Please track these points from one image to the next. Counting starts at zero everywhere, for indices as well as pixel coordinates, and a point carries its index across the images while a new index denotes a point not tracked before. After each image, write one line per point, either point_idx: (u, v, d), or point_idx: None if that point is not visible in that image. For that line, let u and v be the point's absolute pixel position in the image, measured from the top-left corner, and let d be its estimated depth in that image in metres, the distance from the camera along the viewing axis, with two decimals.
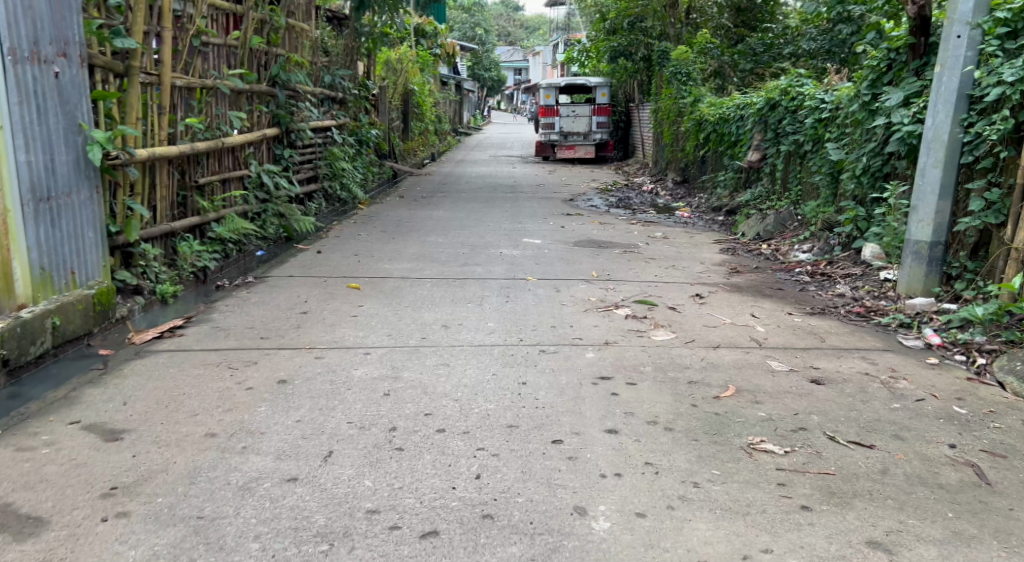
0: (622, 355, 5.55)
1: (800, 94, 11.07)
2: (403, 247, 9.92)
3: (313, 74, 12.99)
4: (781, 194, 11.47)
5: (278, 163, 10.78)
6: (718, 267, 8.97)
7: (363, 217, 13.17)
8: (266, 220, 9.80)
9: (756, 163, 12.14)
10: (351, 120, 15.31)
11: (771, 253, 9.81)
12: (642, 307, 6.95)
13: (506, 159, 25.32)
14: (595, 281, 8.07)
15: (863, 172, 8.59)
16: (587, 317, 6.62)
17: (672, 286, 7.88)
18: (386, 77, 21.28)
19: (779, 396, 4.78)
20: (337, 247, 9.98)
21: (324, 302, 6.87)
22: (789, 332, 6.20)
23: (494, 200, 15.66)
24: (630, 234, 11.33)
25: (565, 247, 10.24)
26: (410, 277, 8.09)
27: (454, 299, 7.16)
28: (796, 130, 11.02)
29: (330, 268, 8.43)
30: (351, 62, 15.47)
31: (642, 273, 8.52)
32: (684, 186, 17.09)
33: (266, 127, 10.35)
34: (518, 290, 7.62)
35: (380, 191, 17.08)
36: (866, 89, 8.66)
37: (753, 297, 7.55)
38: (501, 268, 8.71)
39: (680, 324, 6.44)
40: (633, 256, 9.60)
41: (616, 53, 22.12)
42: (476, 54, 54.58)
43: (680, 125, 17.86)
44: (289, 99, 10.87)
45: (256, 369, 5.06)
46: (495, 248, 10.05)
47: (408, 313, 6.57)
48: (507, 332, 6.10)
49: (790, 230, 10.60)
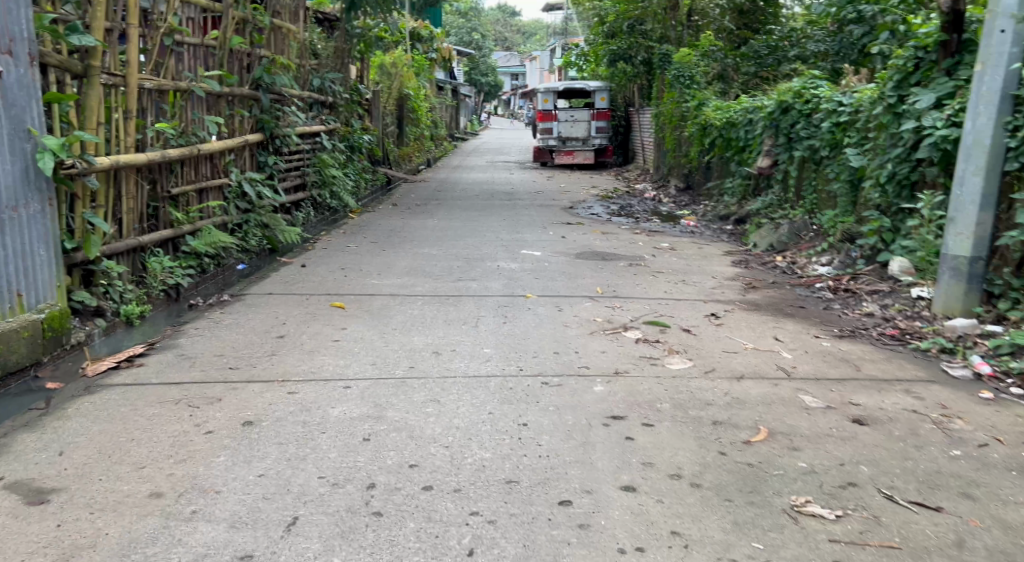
0: (635, 388, 4.93)
1: (815, 97, 10.49)
2: (394, 260, 9.31)
3: (302, 77, 12.38)
4: (795, 203, 10.90)
5: (262, 170, 10.14)
6: (732, 282, 8.36)
7: (354, 227, 12.56)
8: (249, 231, 9.19)
9: (767, 169, 11.49)
10: (342, 125, 14.69)
11: (787, 266, 9.22)
12: (653, 330, 6.34)
13: (504, 165, 24.72)
14: (601, 298, 7.47)
15: (888, 179, 8.04)
16: (594, 341, 6.00)
17: (685, 304, 7.27)
18: (381, 81, 20.69)
19: (820, 442, 4.17)
20: (323, 259, 9.35)
21: (305, 324, 6.25)
22: (819, 358, 5.65)
23: (492, 208, 15.08)
24: (635, 245, 10.73)
25: (567, 259, 9.63)
26: (401, 294, 7.47)
27: (448, 320, 6.54)
28: (810, 134, 10.44)
29: (315, 284, 7.81)
30: (342, 65, 14.85)
31: (651, 290, 7.90)
32: (688, 193, 16.50)
33: (249, 132, 9.70)
34: (517, 309, 6.99)
35: (374, 199, 16.46)
36: (892, 91, 8.09)
37: (773, 316, 6.96)
38: (499, 284, 8.10)
39: (696, 350, 5.83)
40: (640, 269, 8.98)
41: (615, 57, 21.45)
42: (473, 59, 54.01)
43: (683, 130, 17.31)
44: (274, 103, 10.23)
45: (219, 407, 4.42)
46: (492, 261, 9.45)
47: (398, 337, 5.97)
48: (506, 360, 5.47)
49: (806, 240, 9.99)
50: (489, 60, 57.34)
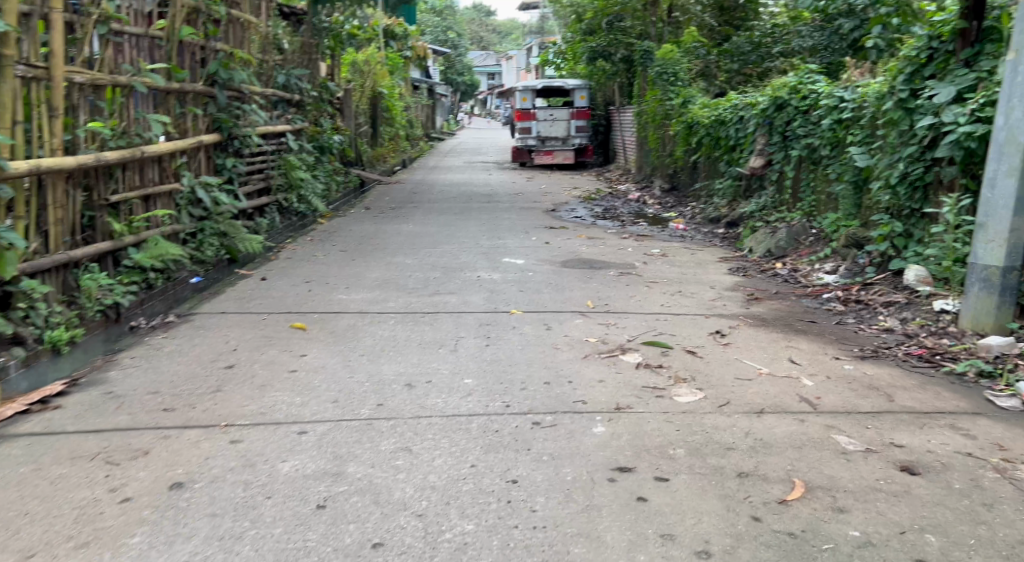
0: (642, 430, 4.22)
1: (813, 92, 9.81)
2: (364, 271, 8.57)
3: (264, 73, 11.64)
4: (792, 206, 10.24)
5: (220, 175, 9.39)
6: (732, 294, 7.69)
7: (323, 233, 11.79)
8: (204, 241, 8.48)
9: (759, 169, 10.85)
10: (310, 124, 13.89)
11: (788, 273, 8.55)
12: (654, 352, 5.65)
13: (481, 165, 24.00)
14: (593, 313, 6.77)
15: (900, 180, 7.40)
16: (588, 369, 5.29)
17: (685, 320, 6.58)
18: (353, 79, 19.89)
19: (868, 500, 3.49)
20: (285, 271, 8.60)
21: (258, 351, 5.51)
22: (846, 387, 4.97)
23: (470, 211, 14.33)
24: (624, 251, 10.03)
25: (551, 268, 8.92)
26: (369, 311, 6.76)
27: (422, 343, 5.82)
28: (808, 132, 9.75)
29: (273, 302, 7.06)
30: (310, 61, 14.08)
31: (646, 303, 7.21)
32: (673, 195, 15.85)
33: (204, 133, 8.95)
34: (500, 329, 6.27)
35: (345, 201, 15.67)
36: (903, 84, 7.42)
37: (784, 333, 6.28)
38: (479, 298, 7.37)
39: (706, 377, 5.12)
40: (632, 280, 8.30)
41: (594, 55, 20.70)
42: (447, 58, 53.22)
43: (667, 129, 16.58)
44: (233, 102, 9.47)
45: (143, 464, 3.64)
46: (471, 271, 8.72)
47: (366, 365, 5.25)
48: (489, 394, 4.75)
49: (806, 244, 9.33)
50: (465, 58, 56.45)
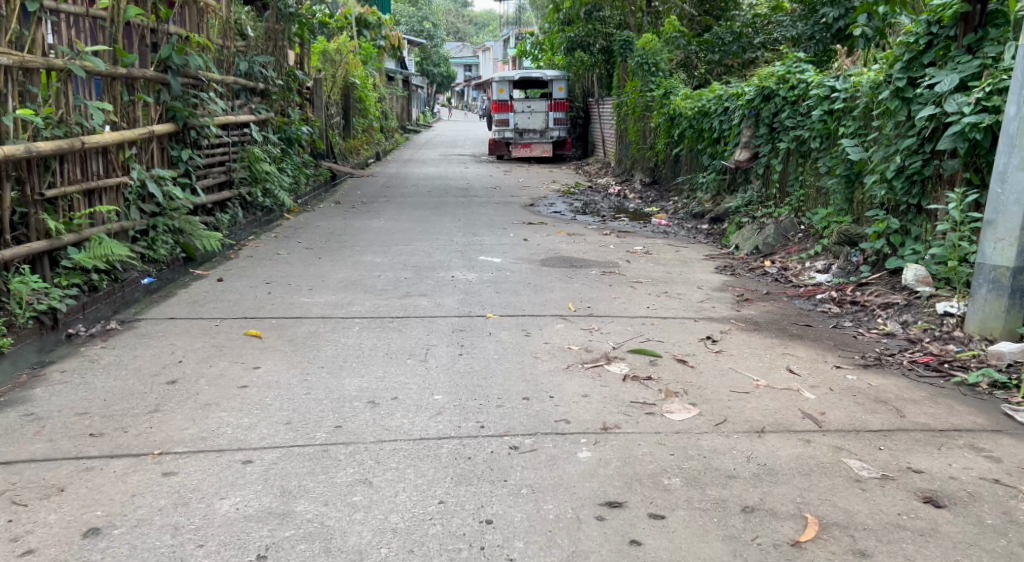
0: (631, 454, 3.78)
1: (802, 82, 9.32)
2: (330, 271, 8.10)
3: (225, 60, 11.28)
4: (780, 201, 9.82)
5: (175, 166, 9.16)
6: (721, 295, 7.28)
7: (289, 229, 11.30)
8: (157, 238, 8.24)
9: (745, 163, 10.44)
10: (276, 115, 13.38)
11: (778, 272, 8.11)
12: (642, 362, 5.22)
13: (457, 158, 23.48)
14: (573, 318, 6.33)
15: (896, 173, 6.99)
16: (571, 383, 4.86)
17: (672, 325, 6.16)
18: (323, 69, 19.38)
19: (892, 542, 3.09)
20: (244, 272, 8.10)
21: (206, 364, 5.13)
22: (853, 401, 4.55)
23: (445, 205, 13.83)
24: (605, 248, 9.62)
25: (530, 267, 8.47)
26: (332, 317, 6.33)
27: (389, 354, 5.37)
28: (796, 124, 9.32)
29: (231, 307, 6.60)
30: (276, 50, 13.58)
31: (630, 306, 6.77)
32: (654, 188, 15.47)
33: (157, 122, 8.70)
34: (474, 336, 5.84)
35: (315, 195, 15.16)
36: (900, 73, 6.98)
37: (779, 338, 5.87)
38: (453, 301, 6.92)
39: (699, 390, 4.69)
40: (615, 280, 7.87)
41: (573, 44, 20.51)
42: (424, 50, 52.63)
43: (648, 121, 16.16)
44: (188, 90, 9.35)
45: (55, 505, 3.26)
46: (444, 270, 8.25)
47: (325, 381, 4.83)
48: (460, 413, 4.31)
49: (794, 241, 8.93)
50: (442, 50, 55.72)
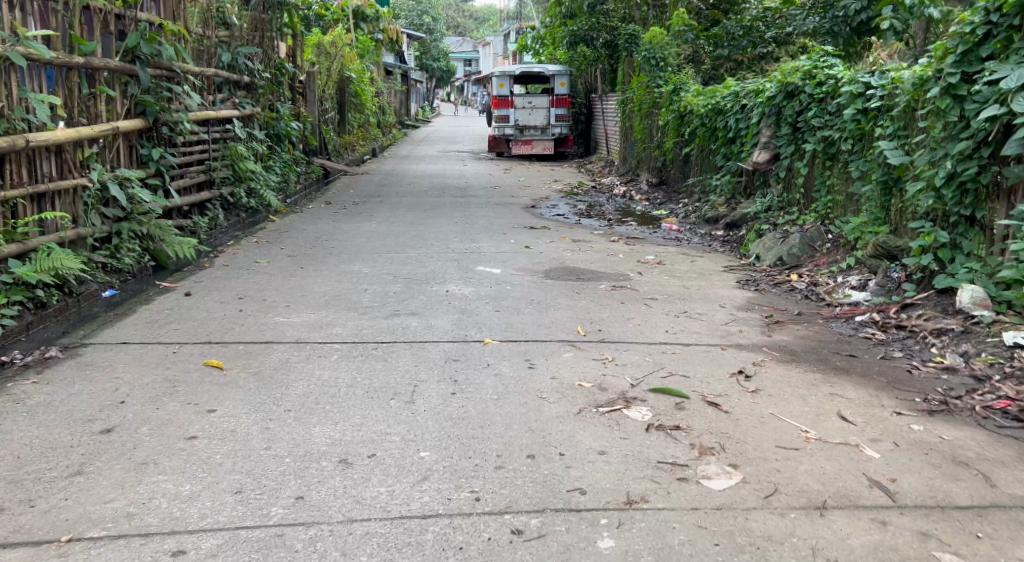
0: (666, 545, 3.07)
1: (832, 78, 8.48)
2: (311, 284, 7.32)
3: (205, 50, 10.51)
4: (804, 207, 9.01)
5: (144, 166, 8.41)
6: (747, 315, 6.49)
7: (272, 233, 10.51)
8: (121, 246, 7.56)
9: (764, 165, 9.65)
10: (262, 110, 12.58)
11: (807, 288, 7.27)
12: (667, 405, 4.44)
13: (456, 155, 22.63)
14: (583, 345, 5.55)
15: (945, 181, 6.20)
16: (584, 433, 4.07)
17: (697, 355, 5.37)
18: (316, 62, 18.56)
19: None
20: (215, 285, 7.33)
21: (152, 405, 4.38)
22: (926, 459, 3.78)
23: (441, 206, 13.03)
24: (614, 257, 8.84)
25: (533, 280, 7.69)
26: (307, 343, 5.56)
27: (368, 393, 4.60)
28: (825, 124, 8.48)
29: (194, 331, 5.84)
30: (263, 41, 12.79)
31: (647, 330, 5.99)
32: (661, 190, 14.69)
33: (124, 119, 7.95)
34: (468, 368, 5.05)
35: (305, 194, 14.35)
36: (952, 67, 6.16)
37: (821, 370, 5.09)
38: (447, 323, 6.14)
39: (739, 446, 3.90)
40: (627, 296, 7.08)
41: (574, 39, 19.59)
42: (423, 44, 51.85)
43: (655, 118, 15.32)
44: (159, 82, 8.57)
45: None
46: (437, 283, 7.45)
47: (291, 431, 4.06)
48: (449, 477, 3.56)
49: (822, 252, 8.11)
50: (441, 43, 54.74)
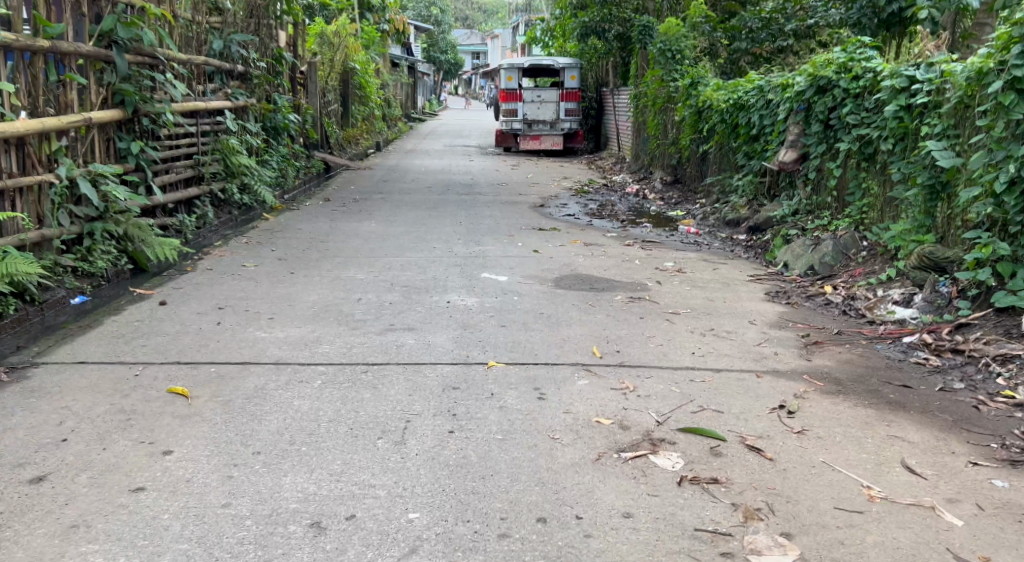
0: None
1: (870, 70, 7.80)
2: (298, 293, 6.68)
3: (195, 36, 9.89)
4: (836, 211, 8.34)
5: (122, 160, 7.78)
6: (781, 334, 5.83)
7: (265, 232, 9.88)
8: (94, 247, 6.96)
9: (789, 165, 8.98)
10: (257, 101, 11.95)
11: (844, 301, 6.62)
12: (701, 450, 3.79)
13: (462, 150, 22.02)
14: (599, 370, 4.92)
15: (1006, 187, 5.54)
16: (605, 487, 3.42)
17: (728, 385, 4.72)
18: (318, 52, 17.99)
19: None
20: (193, 293, 6.70)
21: (98, 445, 3.77)
22: (1020, 530, 3.13)
23: (445, 205, 12.40)
24: (629, 263, 8.20)
25: (542, 289, 7.05)
26: (286, 366, 4.93)
27: (352, 431, 3.96)
28: (861, 122, 7.81)
29: (164, 349, 5.24)
30: (259, 29, 12.17)
31: (670, 351, 5.34)
32: (676, 189, 14.06)
33: (100, 109, 7.35)
34: (470, 399, 4.41)
35: (304, 190, 13.74)
36: (1016, 59, 5.50)
37: (874, 403, 4.43)
38: (446, 340, 5.50)
39: (791, 508, 3.26)
40: (646, 310, 6.43)
41: (587, 30, 18.94)
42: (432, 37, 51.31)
43: (670, 114, 14.71)
44: (140, 69, 7.93)
45: None
46: (437, 292, 6.81)
47: (257, 481, 3.45)
48: (441, 555, 2.95)
49: (857, 261, 7.45)
50: (449, 35, 53.99)
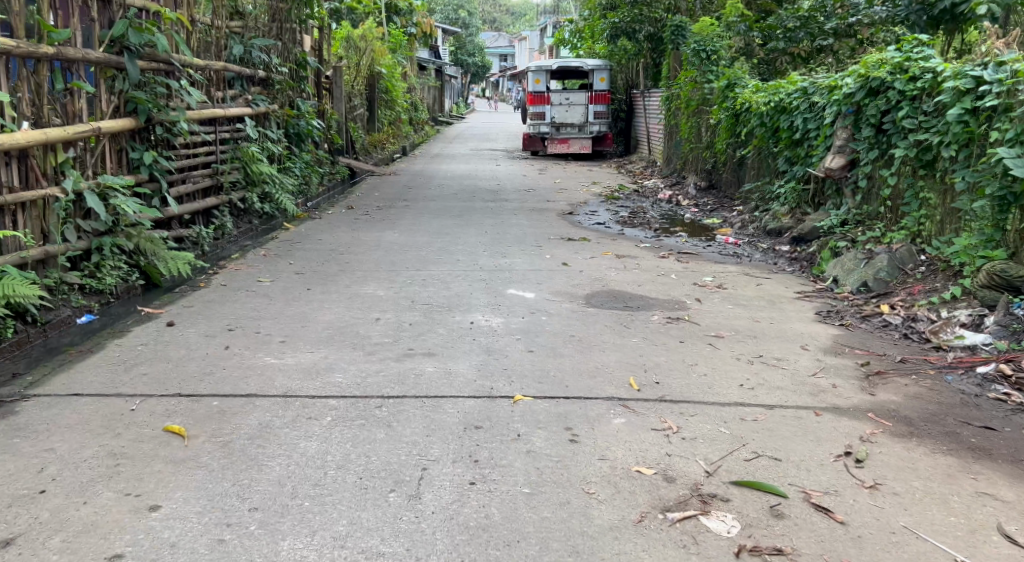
0: None
1: (930, 71, 7.28)
2: (313, 313, 6.27)
3: (214, 40, 9.52)
4: (890, 221, 7.82)
5: (135, 171, 7.40)
6: (837, 362, 5.30)
7: (286, 242, 9.52)
8: (103, 263, 6.54)
9: (836, 172, 8.44)
10: (279, 106, 11.58)
11: (904, 322, 6.10)
12: (759, 510, 3.32)
13: (490, 154, 21.58)
14: (638, 406, 4.43)
15: None
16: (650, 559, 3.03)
17: (784, 425, 4.21)
18: (344, 56, 17.66)
19: None
20: (204, 312, 6.31)
21: (79, 500, 3.34)
22: None
23: (472, 212, 11.98)
24: (666, 278, 7.69)
25: (573, 308, 6.57)
26: (293, 399, 4.49)
27: (361, 482, 3.51)
28: (919, 126, 7.30)
29: (165, 376, 4.82)
30: (282, 34, 11.80)
31: (716, 383, 4.83)
32: (711, 195, 13.52)
33: (111, 119, 6.97)
34: (493, 441, 3.95)
35: (327, 196, 13.37)
36: None
37: (953, 447, 3.93)
38: (470, 368, 5.05)
39: None
40: (686, 332, 5.93)
41: (617, 31, 18.49)
42: (458, 39, 50.98)
43: (704, 117, 14.18)
44: (155, 75, 7.53)
45: None
46: (461, 312, 6.36)
47: (252, 548, 3.06)
48: None
49: (914, 276, 6.93)
50: (475, 36, 53.61)
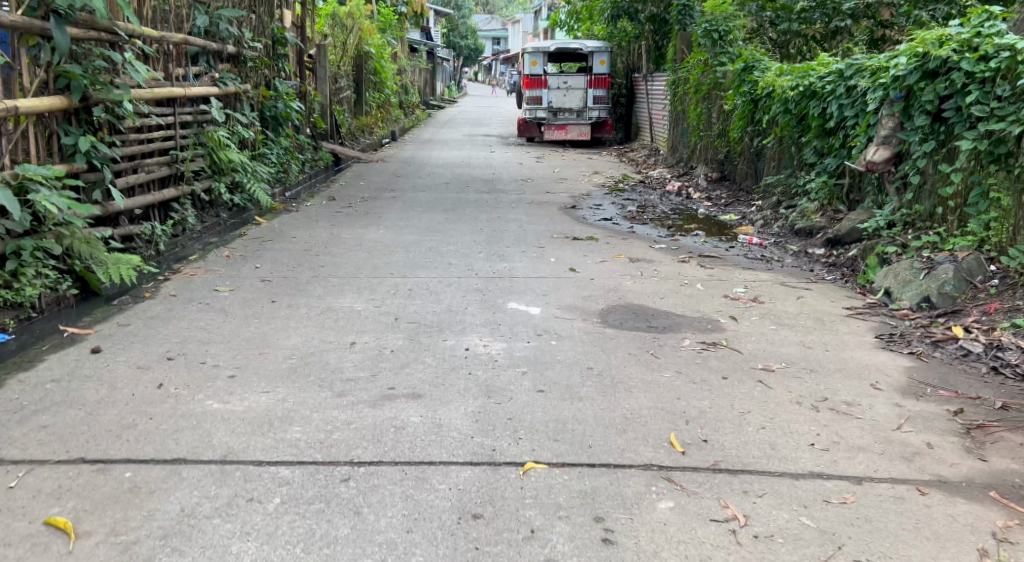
0: None
1: (1006, 48, 6.22)
2: (273, 335, 5.17)
3: (173, 9, 8.37)
4: (948, 222, 6.77)
5: (70, 160, 6.26)
6: (923, 410, 4.23)
7: (255, 240, 8.41)
8: (24, 270, 5.38)
9: (878, 164, 7.40)
10: (251, 85, 10.43)
11: (988, 351, 5.05)
12: None
13: (483, 140, 20.42)
14: (686, 481, 3.37)
15: None
16: None
17: (885, 513, 3.17)
18: (329, 35, 16.59)
19: None
20: (142, 332, 5.22)
21: None
22: None
23: (464, 205, 10.88)
24: (692, 289, 6.64)
25: (585, 327, 5.50)
26: (230, 468, 3.40)
27: None
28: (990, 114, 6.25)
29: (72, 429, 3.74)
30: (255, 6, 10.62)
31: (781, 442, 3.77)
32: (724, 187, 12.46)
33: (37, 97, 5.83)
34: (496, 549, 2.90)
35: (307, 185, 12.22)
36: None
37: None
38: (463, 418, 3.96)
39: None
40: (728, 363, 4.87)
41: (618, 12, 17.34)
42: (450, 20, 49.75)
43: (715, 102, 13.08)
44: (93, 46, 6.37)
45: None
46: (451, 334, 5.27)
47: None
48: None
49: (986, 289, 5.88)
50: (467, 19, 52.25)
